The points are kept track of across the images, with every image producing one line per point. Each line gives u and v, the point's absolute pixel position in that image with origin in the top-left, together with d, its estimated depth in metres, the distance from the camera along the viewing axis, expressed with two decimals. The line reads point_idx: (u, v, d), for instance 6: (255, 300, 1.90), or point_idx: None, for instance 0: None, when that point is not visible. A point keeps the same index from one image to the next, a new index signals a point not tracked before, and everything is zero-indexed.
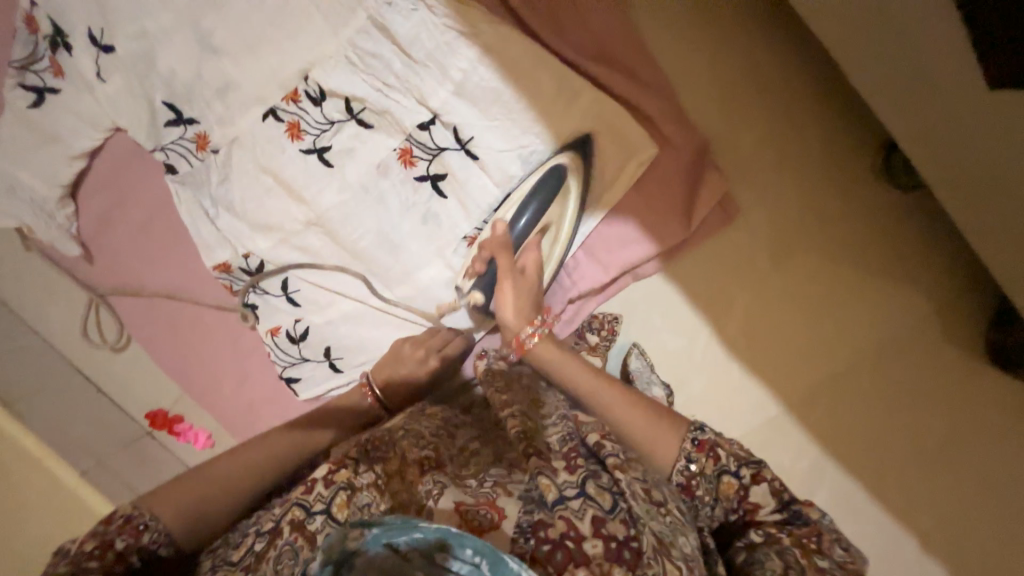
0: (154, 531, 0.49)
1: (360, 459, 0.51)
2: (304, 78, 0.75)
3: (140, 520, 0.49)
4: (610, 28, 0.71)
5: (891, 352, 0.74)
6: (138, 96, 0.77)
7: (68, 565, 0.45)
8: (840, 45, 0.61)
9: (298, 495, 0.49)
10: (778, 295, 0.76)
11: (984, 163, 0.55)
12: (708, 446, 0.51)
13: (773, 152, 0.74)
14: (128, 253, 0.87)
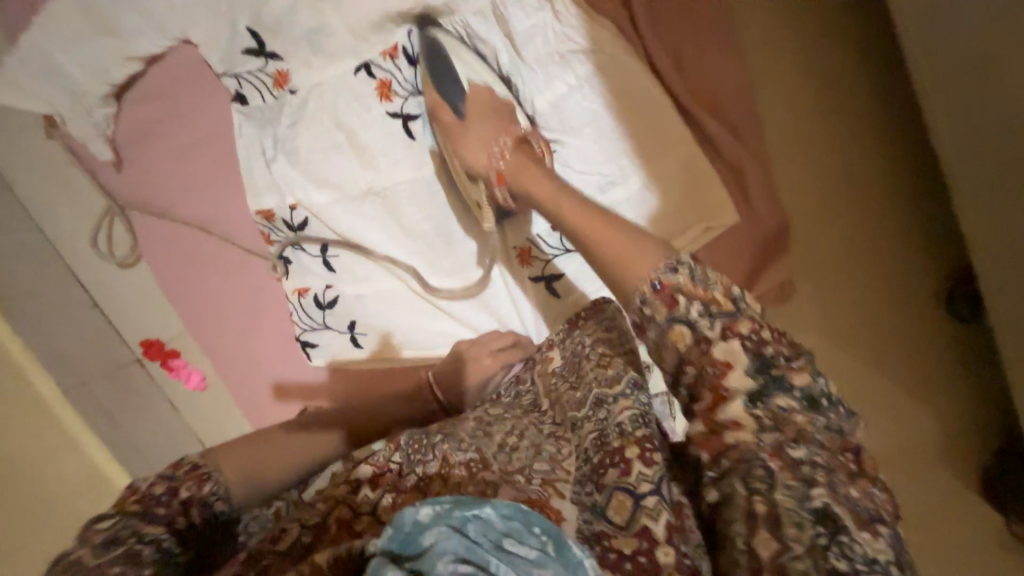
0: (215, 482, 0.48)
1: (402, 463, 0.47)
2: (406, 34, 0.70)
3: (205, 471, 0.48)
4: (730, 83, 0.68)
5: (897, 439, 0.79)
6: (222, 14, 0.71)
7: (135, 502, 0.43)
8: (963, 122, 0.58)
9: (340, 492, 0.45)
10: (814, 354, 0.79)
11: None
12: (669, 290, 0.42)
13: (841, 238, 0.75)
14: (163, 173, 0.81)
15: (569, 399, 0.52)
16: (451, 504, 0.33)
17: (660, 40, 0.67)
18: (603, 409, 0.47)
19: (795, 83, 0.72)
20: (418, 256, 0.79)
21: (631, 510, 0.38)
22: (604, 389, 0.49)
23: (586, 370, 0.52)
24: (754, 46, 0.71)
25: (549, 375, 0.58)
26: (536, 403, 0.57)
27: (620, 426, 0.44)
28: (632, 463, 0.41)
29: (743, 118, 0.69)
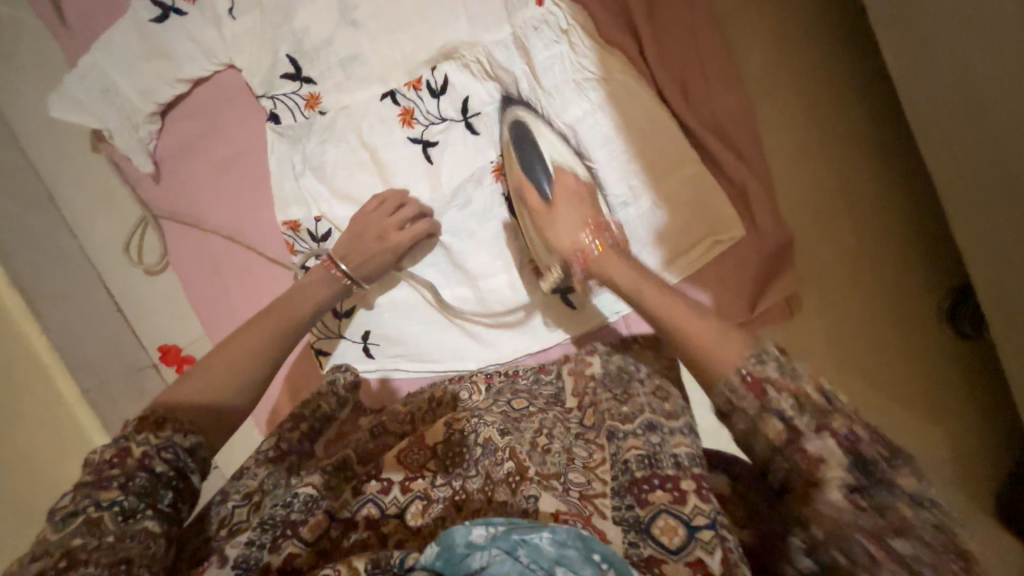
0: (171, 432, 0.45)
1: (438, 472, 0.52)
2: (432, 70, 0.77)
3: (155, 419, 0.45)
4: (733, 110, 0.73)
5: (908, 460, 0.80)
6: (265, 43, 0.78)
7: (90, 472, 0.42)
8: (954, 149, 0.62)
9: (372, 491, 0.50)
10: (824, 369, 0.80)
11: None
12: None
13: (844, 259, 0.78)
14: (197, 186, 0.86)
15: (612, 410, 0.54)
16: (506, 526, 0.37)
17: (667, 71, 0.73)
18: (657, 435, 0.50)
19: (795, 112, 0.77)
20: (433, 266, 0.83)
21: (682, 535, 0.42)
22: (656, 417, 0.52)
23: (637, 394, 0.56)
24: (754, 78, 0.77)
25: (585, 378, 0.63)
26: (558, 399, 0.64)
27: (675, 456, 0.47)
28: (689, 495, 0.44)
29: (747, 142, 0.73)
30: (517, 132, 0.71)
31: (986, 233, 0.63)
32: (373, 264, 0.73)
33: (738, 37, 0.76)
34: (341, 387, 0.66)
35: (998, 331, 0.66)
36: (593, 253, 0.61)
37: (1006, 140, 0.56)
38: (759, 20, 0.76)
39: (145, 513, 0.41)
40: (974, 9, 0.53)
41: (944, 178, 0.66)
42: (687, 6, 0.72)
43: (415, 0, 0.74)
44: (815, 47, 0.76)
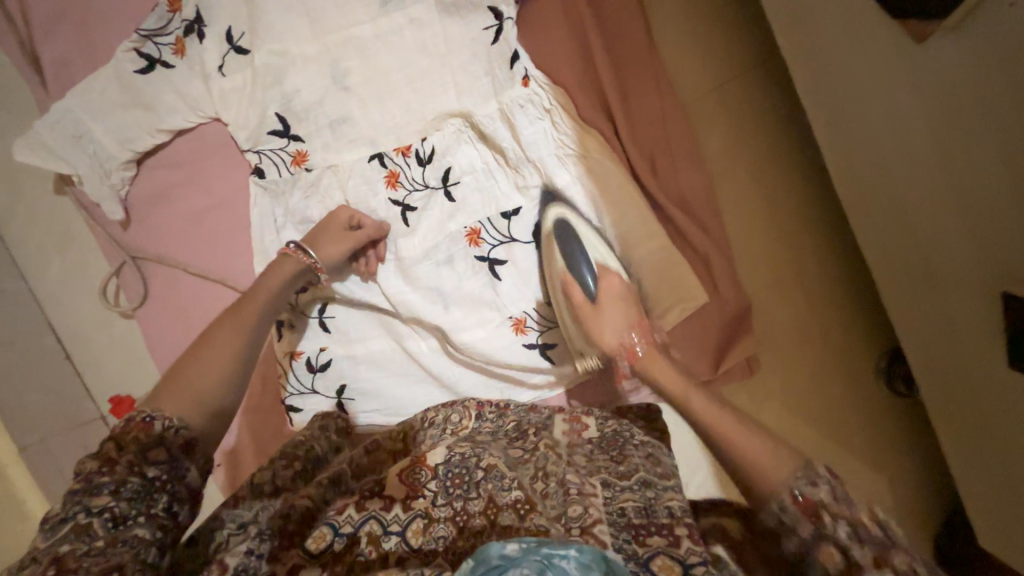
0: (162, 420, 0.49)
1: (439, 492, 0.54)
2: (421, 140, 0.80)
3: (145, 415, 0.49)
4: (697, 186, 0.80)
5: None
6: (254, 101, 0.80)
7: (80, 482, 0.45)
8: (867, 219, 0.71)
9: (377, 507, 0.53)
10: (781, 422, 0.86)
11: (957, 360, 0.66)
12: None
13: (796, 323, 0.86)
14: (170, 234, 0.84)
15: (611, 466, 0.59)
16: (537, 542, 0.41)
17: (639, 148, 0.79)
18: (652, 490, 0.55)
19: (750, 190, 0.85)
20: (415, 321, 0.83)
21: (680, 573, 0.45)
22: (652, 475, 0.57)
23: (633, 453, 0.61)
24: (714, 159, 0.85)
25: (581, 439, 0.66)
26: (546, 428, 0.65)
27: (670, 508, 0.52)
28: (684, 539, 0.48)
29: (709, 216, 0.80)
30: (561, 229, 0.76)
31: (902, 295, 0.71)
32: (338, 253, 0.76)
33: (699, 122, 0.85)
34: (332, 431, 0.74)
35: (921, 382, 0.74)
36: (640, 350, 0.65)
37: (907, 219, 0.65)
38: (717, 108, 0.85)
39: (138, 520, 0.44)
40: (899, 133, 0.61)
41: (876, 261, 0.74)
42: (656, 94, 0.79)
43: (406, 71, 0.78)
44: (766, 133, 0.85)
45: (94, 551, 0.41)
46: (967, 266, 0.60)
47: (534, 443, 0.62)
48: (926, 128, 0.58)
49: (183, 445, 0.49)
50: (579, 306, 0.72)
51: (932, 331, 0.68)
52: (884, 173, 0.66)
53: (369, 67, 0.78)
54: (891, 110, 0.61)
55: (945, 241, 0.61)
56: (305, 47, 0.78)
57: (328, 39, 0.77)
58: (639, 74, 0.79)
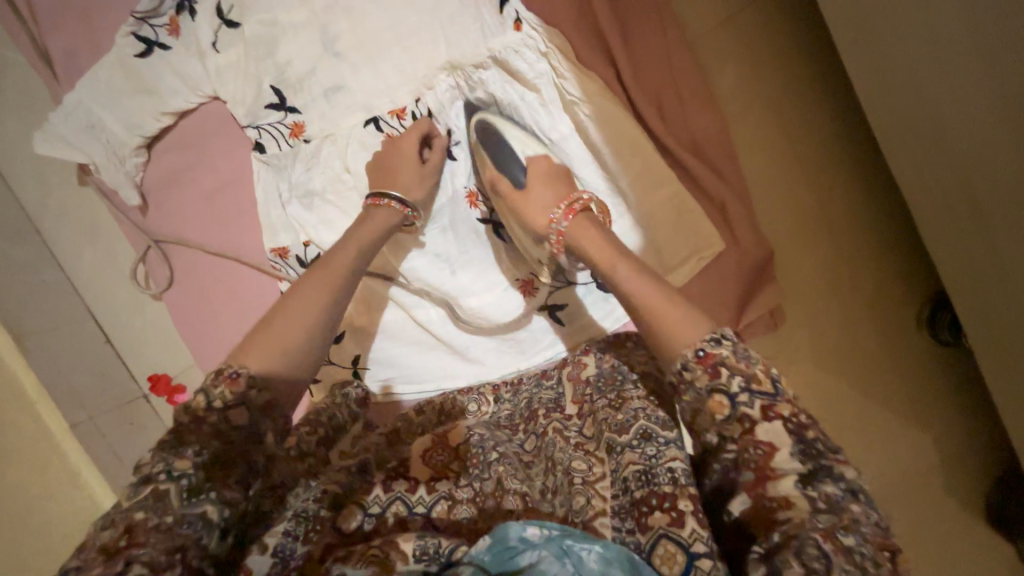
0: (246, 377, 0.49)
1: (460, 476, 0.56)
2: (415, 101, 0.78)
3: (231, 370, 0.49)
4: (709, 129, 0.74)
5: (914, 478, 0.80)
6: (250, 75, 0.79)
7: (172, 433, 0.46)
8: (900, 150, 0.65)
9: (402, 488, 0.54)
10: (814, 395, 0.81)
11: (1006, 299, 0.60)
12: (711, 361, 0.45)
13: (826, 274, 0.80)
14: (185, 215, 0.87)
15: (611, 419, 0.56)
16: (561, 530, 0.39)
17: (643, 90, 0.74)
18: (653, 446, 0.50)
19: (771, 127, 0.78)
20: (425, 289, 0.82)
21: (682, 562, 0.42)
22: (653, 425, 0.52)
23: (632, 398, 0.56)
24: (729, 98, 0.78)
25: (582, 383, 0.65)
26: (557, 403, 0.65)
27: (671, 471, 0.47)
28: (687, 517, 0.44)
29: (726, 164, 0.75)
30: (482, 132, 0.73)
31: (942, 232, 0.64)
32: (412, 187, 0.74)
33: (711, 59, 0.78)
34: (353, 401, 0.65)
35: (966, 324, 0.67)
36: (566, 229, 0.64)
37: (943, 146, 0.58)
38: (731, 39, 0.77)
39: (209, 495, 0.44)
40: (935, 36, 0.54)
41: (917, 203, 0.66)
42: (660, 31, 0.73)
43: (397, 30, 0.76)
44: (787, 66, 0.77)
45: (164, 525, 0.42)
46: (1009, 191, 0.53)
47: (543, 425, 0.62)
48: (961, 38, 0.51)
49: (264, 405, 0.50)
50: (509, 196, 0.70)
51: (973, 266, 0.62)
52: (917, 95, 0.59)
53: (359, 28, 0.76)
54: (934, 18, 0.53)
55: (986, 162, 0.54)
56: (293, 14, 0.77)
57: (316, 3, 0.76)
58: (639, 8, 0.73)
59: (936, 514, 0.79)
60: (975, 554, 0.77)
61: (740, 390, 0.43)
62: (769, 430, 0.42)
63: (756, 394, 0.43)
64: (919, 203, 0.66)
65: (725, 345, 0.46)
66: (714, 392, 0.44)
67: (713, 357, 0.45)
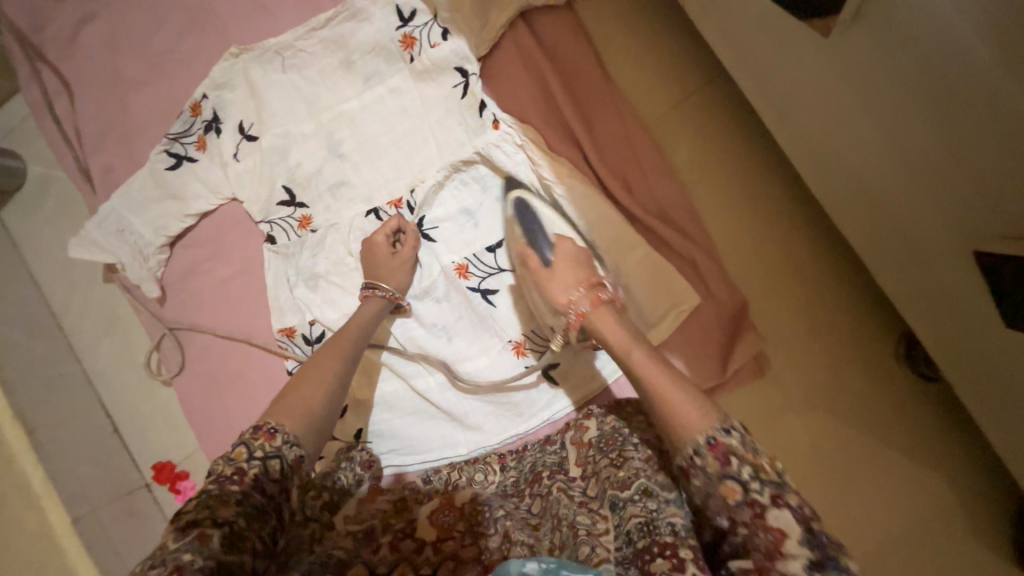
0: (282, 436, 0.59)
1: (466, 533, 0.62)
2: (410, 191, 0.88)
3: (269, 428, 0.59)
4: (670, 196, 0.84)
5: (929, 524, 0.77)
6: (264, 179, 0.91)
7: (213, 485, 0.54)
8: (837, 202, 0.73)
9: (405, 553, 0.59)
10: (811, 441, 0.82)
11: (960, 331, 0.64)
12: (721, 449, 0.50)
13: (801, 319, 0.84)
14: (200, 304, 0.94)
15: (612, 476, 0.60)
16: (556, 564, 0.45)
17: (608, 169, 0.84)
18: (653, 501, 0.55)
19: (726, 190, 0.87)
20: (422, 358, 0.86)
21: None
22: (654, 483, 0.57)
23: (632, 457, 0.61)
24: (686, 168, 0.88)
25: (585, 446, 0.70)
26: (562, 467, 0.71)
27: (672, 524, 0.51)
28: (688, 563, 0.47)
29: (691, 225, 0.83)
30: (520, 207, 0.80)
31: (892, 272, 0.70)
32: (397, 279, 0.82)
33: (667, 138, 0.89)
34: (358, 463, 0.76)
35: (936, 357, 0.70)
36: (585, 311, 0.70)
37: (870, 199, 0.66)
38: (680, 120, 0.89)
39: (246, 544, 0.51)
40: (836, 112, 0.63)
41: (861, 247, 0.73)
42: (618, 120, 0.85)
43: (392, 133, 0.88)
44: (733, 139, 0.88)
45: (205, 569, 0.47)
46: (930, 234, 0.60)
47: (548, 486, 0.68)
48: (854, 113, 0.61)
49: (295, 460, 0.59)
50: (535, 272, 0.76)
51: (924, 300, 0.67)
52: (837, 158, 0.68)
53: (359, 134, 0.89)
54: (831, 101, 0.63)
55: (905, 211, 0.62)
56: (303, 127, 0.90)
57: (323, 116, 0.89)
58: (598, 102, 0.86)
59: (961, 559, 0.75)
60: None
61: (750, 477, 0.48)
62: (780, 517, 0.46)
63: (766, 482, 0.48)
64: (867, 251, 0.72)
65: (735, 435, 0.51)
66: (727, 478, 0.49)
67: (722, 446, 0.50)
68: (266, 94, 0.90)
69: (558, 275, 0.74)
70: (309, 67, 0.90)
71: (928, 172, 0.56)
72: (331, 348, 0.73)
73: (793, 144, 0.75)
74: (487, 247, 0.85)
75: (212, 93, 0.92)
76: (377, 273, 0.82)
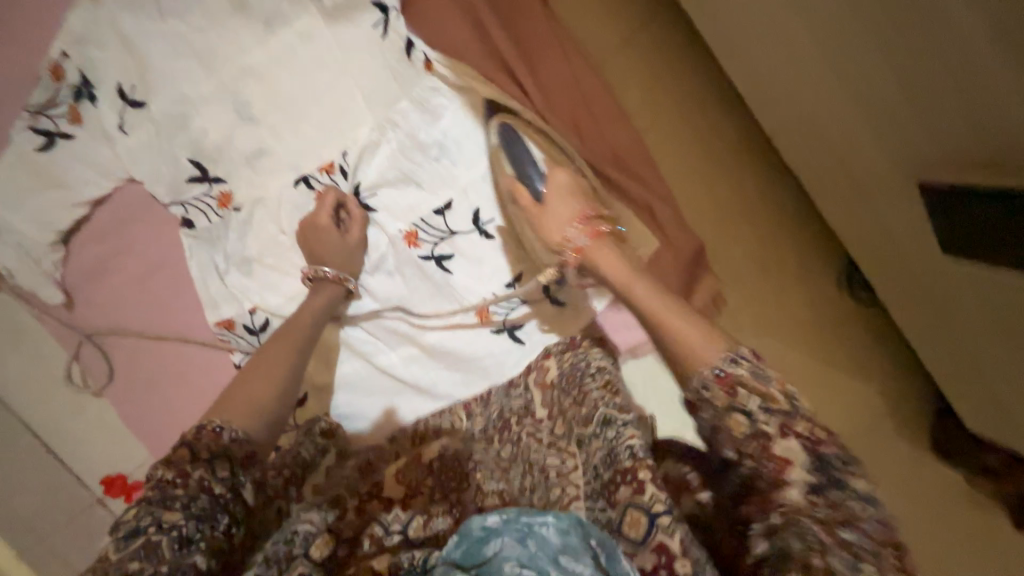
0: (230, 432, 0.53)
1: (434, 488, 0.66)
2: (342, 154, 0.79)
3: (214, 426, 0.53)
4: (622, 138, 0.80)
5: (866, 428, 0.86)
6: (164, 152, 0.78)
7: (153, 488, 0.49)
8: (782, 132, 0.72)
9: (376, 514, 0.62)
10: None
11: (893, 251, 0.67)
12: (729, 380, 0.45)
13: (753, 253, 0.86)
14: (116, 305, 0.83)
15: (577, 415, 0.65)
16: (514, 513, 0.45)
17: (557, 113, 0.78)
18: (613, 430, 0.57)
19: (678, 128, 0.84)
20: (381, 336, 0.82)
21: (646, 524, 0.46)
22: (611, 411, 0.60)
23: (592, 390, 0.65)
24: (638, 107, 0.84)
25: (548, 387, 0.74)
26: (527, 410, 0.74)
27: (630, 448, 0.52)
28: (648, 484, 0.48)
29: (645, 170, 0.80)
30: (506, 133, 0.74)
31: (835, 200, 0.71)
32: (343, 256, 0.77)
33: (615, 76, 0.84)
34: (320, 432, 0.73)
35: (871, 276, 0.75)
36: (583, 245, 0.68)
37: (813, 125, 0.66)
38: (628, 53, 0.83)
39: (199, 545, 0.48)
40: (780, 33, 0.60)
41: (811, 186, 0.75)
42: (563, 58, 0.78)
43: (310, 87, 0.77)
44: (683, 70, 0.84)
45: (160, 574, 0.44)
46: (867, 158, 0.61)
47: (519, 433, 0.71)
48: (797, 33, 0.58)
49: (246, 457, 0.53)
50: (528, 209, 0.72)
51: (861, 224, 0.69)
52: (781, 84, 0.66)
53: (271, 91, 0.77)
54: (788, 39, 0.60)
55: (845, 138, 0.62)
56: (201, 87, 0.76)
57: (222, 72, 0.76)
58: (540, 37, 0.78)
59: (891, 451, 0.86)
60: (924, 481, 0.85)
61: (758, 409, 0.43)
62: (787, 448, 0.41)
63: (774, 413, 0.43)
64: (811, 178, 0.73)
65: (742, 364, 0.45)
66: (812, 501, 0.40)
67: (730, 375, 0.45)
68: (145, 48, 0.75)
69: (546, 220, 0.70)
70: (193, 11, 0.74)
71: (886, 127, 0.55)
72: (279, 339, 0.67)
73: (751, 87, 0.72)
74: (435, 210, 0.79)
75: (73, 50, 0.75)
76: (319, 250, 0.76)
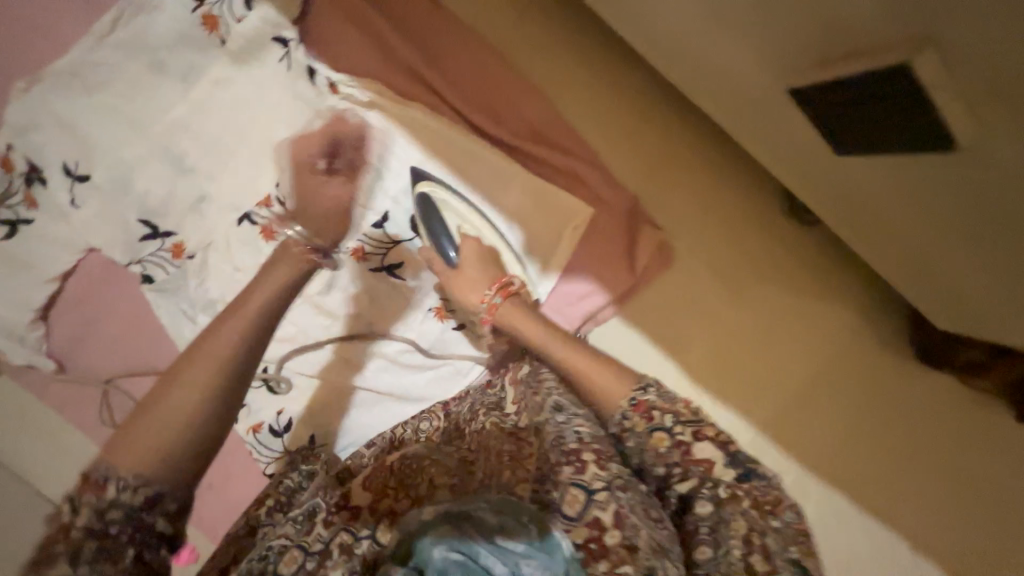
0: (119, 479, 0.40)
1: (399, 489, 0.57)
2: (276, 186, 0.83)
3: (99, 473, 0.40)
4: (538, 115, 0.81)
5: (844, 356, 0.84)
6: (116, 218, 0.82)
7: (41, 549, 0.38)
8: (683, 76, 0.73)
9: (343, 521, 0.55)
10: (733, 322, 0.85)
11: (809, 167, 0.66)
12: (644, 407, 0.53)
13: (694, 201, 0.86)
14: (103, 369, 0.88)
15: (530, 403, 0.63)
16: (448, 515, 0.43)
17: (471, 105, 0.80)
18: (564, 416, 0.56)
19: (595, 94, 0.85)
20: (349, 354, 0.85)
21: (583, 501, 0.45)
22: (562, 399, 0.59)
23: (547, 381, 0.63)
24: (551, 82, 0.85)
25: (520, 382, 0.70)
26: (498, 404, 0.69)
27: (578, 433, 0.52)
28: (589, 465, 0.48)
29: (567, 140, 0.81)
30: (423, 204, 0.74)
31: (749, 130, 0.71)
32: None
33: (523, 56, 0.85)
34: (306, 451, 0.73)
35: (803, 198, 0.74)
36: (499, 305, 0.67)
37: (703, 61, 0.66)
38: (530, 33, 0.85)
39: None
40: None
41: (725, 121, 0.74)
42: (465, 52, 0.80)
43: (234, 130, 0.81)
44: (587, 39, 0.85)
45: None
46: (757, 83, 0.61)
47: (484, 426, 0.66)
48: None
49: (145, 501, 0.40)
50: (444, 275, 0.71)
51: (775, 150, 0.69)
52: (665, 27, 0.66)
53: (201, 140, 0.81)
54: None
55: (734, 66, 0.62)
56: (137, 150, 0.81)
57: (152, 132, 0.80)
58: (440, 37, 0.81)
59: (875, 370, 0.84)
60: (911, 392, 0.83)
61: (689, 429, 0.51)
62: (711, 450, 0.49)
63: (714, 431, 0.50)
64: (722, 115, 0.73)
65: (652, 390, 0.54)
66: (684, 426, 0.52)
67: (643, 403, 0.54)
68: (80, 124, 0.80)
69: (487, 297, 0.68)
70: (115, 82, 0.79)
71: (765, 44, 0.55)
72: None
73: (649, 49, 0.73)
74: (375, 224, 0.82)
75: (16, 140, 0.80)
76: None
